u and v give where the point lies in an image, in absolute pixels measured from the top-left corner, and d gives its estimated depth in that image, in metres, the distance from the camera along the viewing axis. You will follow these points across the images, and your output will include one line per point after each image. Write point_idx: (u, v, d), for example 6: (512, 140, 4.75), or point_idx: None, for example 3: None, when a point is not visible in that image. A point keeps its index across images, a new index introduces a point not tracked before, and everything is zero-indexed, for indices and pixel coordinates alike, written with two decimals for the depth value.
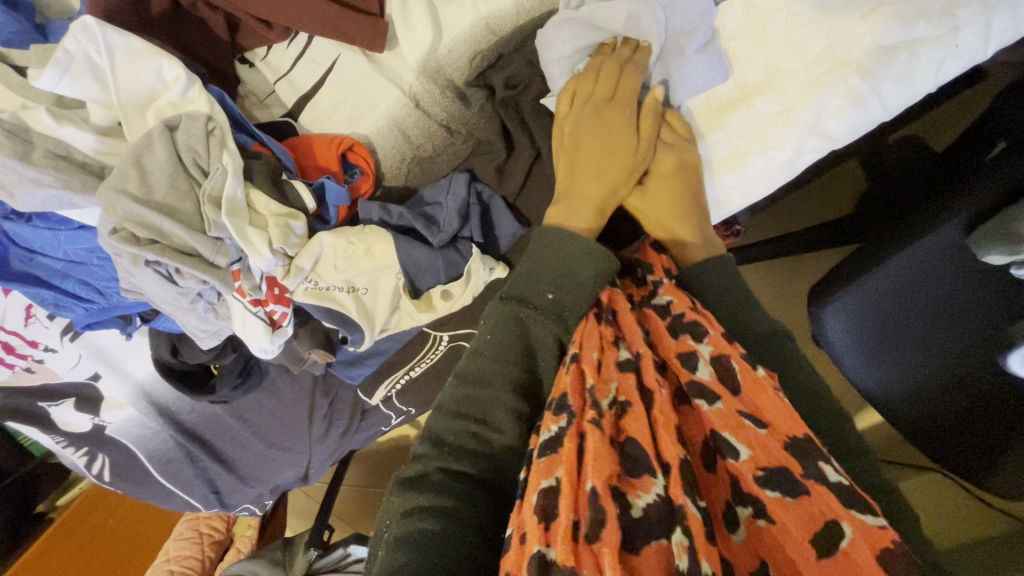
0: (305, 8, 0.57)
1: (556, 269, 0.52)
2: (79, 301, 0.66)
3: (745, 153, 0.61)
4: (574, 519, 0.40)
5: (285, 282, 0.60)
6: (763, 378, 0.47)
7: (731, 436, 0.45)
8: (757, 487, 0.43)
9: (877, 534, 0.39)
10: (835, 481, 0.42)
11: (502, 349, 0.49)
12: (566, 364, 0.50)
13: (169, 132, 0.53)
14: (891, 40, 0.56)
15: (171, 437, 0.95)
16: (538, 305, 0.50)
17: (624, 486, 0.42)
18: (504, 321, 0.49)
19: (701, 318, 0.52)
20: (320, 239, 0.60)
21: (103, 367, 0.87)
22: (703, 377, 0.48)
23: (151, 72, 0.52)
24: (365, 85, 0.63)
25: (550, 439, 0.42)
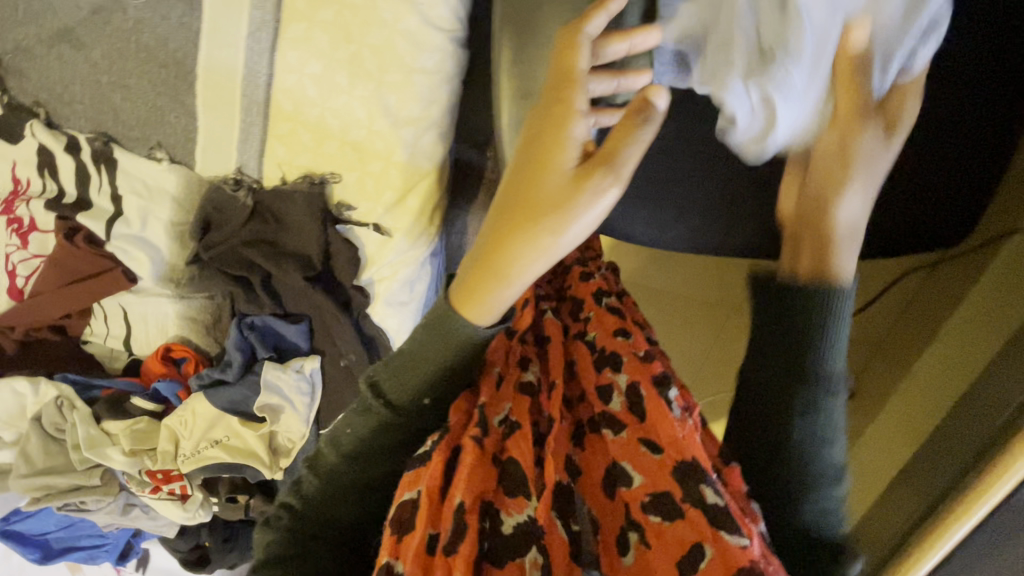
0: (74, 295, 0.82)
1: (427, 357, 0.54)
2: (98, 547, 0.93)
3: (382, 172, 0.74)
4: (432, 533, 0.51)
5: (159, 466, 0.81)
6: (661, 408, 0.55)
7: (629, 463, 0.55)
8: (645, 510, 0.52)
9: (741, 554, 0.46)
10: (707, 502, 0.49)
11: (374, 446, 0.56)
12: (498, 394, 0.62)
13: (38, 420, 0.79)
14: (379, 38, 0.66)
15: None
16: (405, 409, 0.56)
17: (501, 504, 0.54)
18: (373, 423, 0.56)
19: (618, 351, 0.63)
20: (165, 426, 0.81)
21: None
22: (613, 407, 0.59)
23: (10, 393, 0.79)
24: (147, 307, 0.85)
25: (469, 462, 0.53)
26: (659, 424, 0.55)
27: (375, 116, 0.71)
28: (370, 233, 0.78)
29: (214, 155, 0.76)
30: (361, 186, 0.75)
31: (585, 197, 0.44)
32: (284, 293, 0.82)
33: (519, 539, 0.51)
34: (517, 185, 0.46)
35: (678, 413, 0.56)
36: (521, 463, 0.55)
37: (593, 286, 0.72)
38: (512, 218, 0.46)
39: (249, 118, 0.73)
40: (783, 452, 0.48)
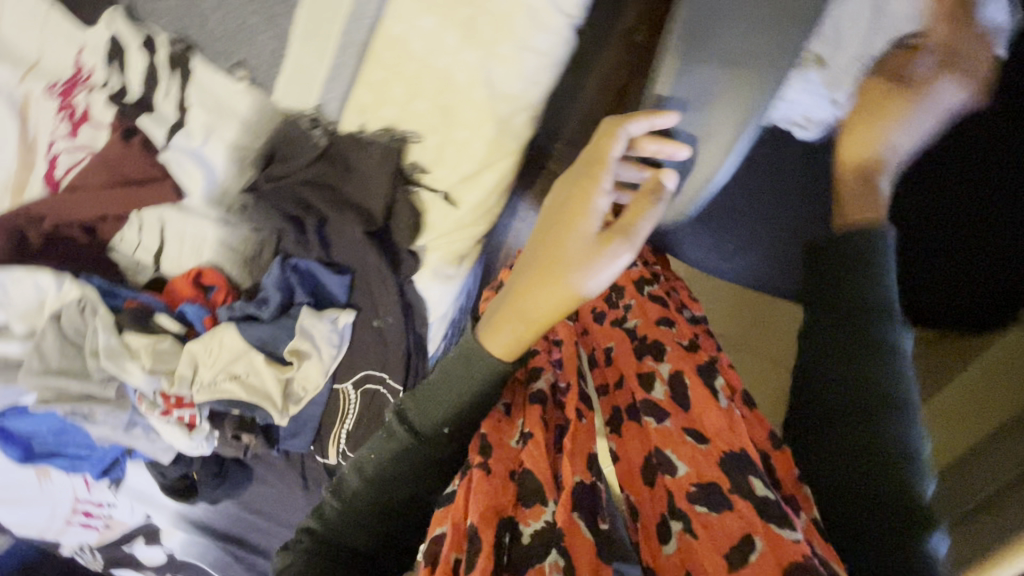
0: (117, 198, 0.79)
1: (455, 388, 0.66)
2: (82, 458, 0.90)
3: (465, 142, 0.73)
4: (457, 553, 0.59)
5: (174, 390, 0.78)
6: (705, 400, 0.62)
7: (672, 452, 0.60)
8: (689, 501, 0.56)
9: (790, 545, 0.49)
10: (759, 493, 0.54)
11: (394, 476, 0.68)
12: (513, 410, 0.73)
13: (57, 319, 0.76)
14: (502, 6, 0.64)
15: (215, 544, 1.14)
16: (429, 439, 0.68)
17: (520, 516, 0.62)
18: (399, 453, 0.68)
19: (661, 341, 0.71)
20: (188, 350, 0.79)
21: (147, 505, 1.10)
22: (657, 395, 0.65)
23: (32, 286, 0.75)
24: (186, 226, 0.82)
25: (475, 485, 0.63)
26: (700, 416, 0.61)
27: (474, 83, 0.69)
28: (440, 199, 0.77)
29: (296, 85, 0.72)
30: (443, 152, 0.74)
31: (604, 257, 0.54)
32: (334, 240, 0.81)
33: (540, 551, 0.58)
34: (544, 246, 0.57)
35: (722, 401, 0.62)
36: (535, 475, 0.65)
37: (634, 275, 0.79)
38: (540, 276, 0.56)
39: (343, 57, 0.70)
40: (867, 451, 0.51)
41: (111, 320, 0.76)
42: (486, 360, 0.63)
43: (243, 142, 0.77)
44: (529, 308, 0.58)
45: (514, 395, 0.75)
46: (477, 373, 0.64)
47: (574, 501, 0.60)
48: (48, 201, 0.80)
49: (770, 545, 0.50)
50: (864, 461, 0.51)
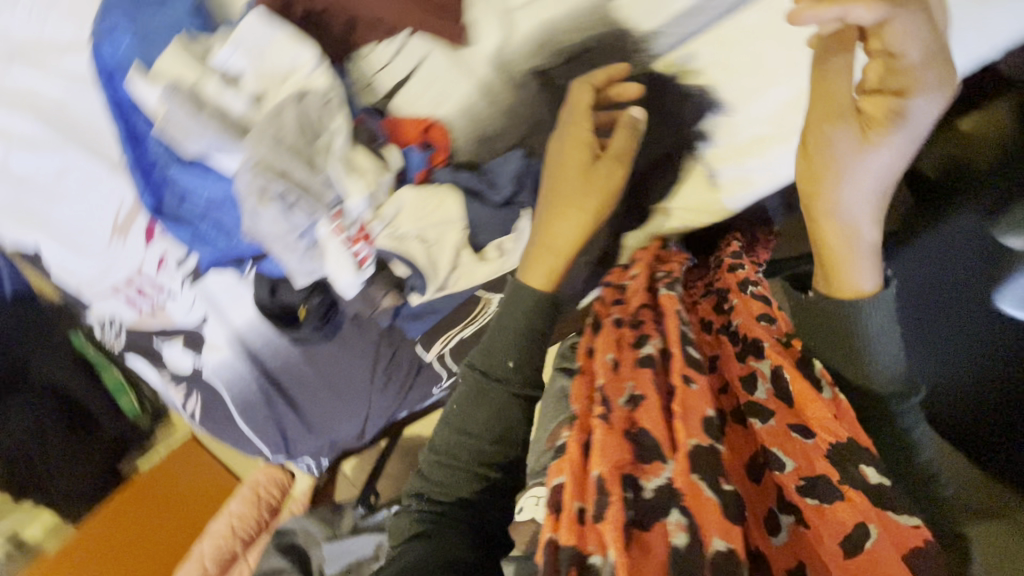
0: (407, 16, 0.77)
1: (507, 339, 0.70)
2: (212, 240, 0.84)
3: (768, 139, 0.73)
4: (580, 505, 0.61)
5: (371, 227, 0.75)
6: (809, 392, 0.61)
7: (780, 448, 0.60)
8: (800, 494, 0.57)
9: (911, 534, 0.52)
10: (874, 482, 0.55)
11: (467, 424, 0.70)
12: (621, 370, 0.70)
13: (300, 97, 0.70)
14: None
15: (254, 380, 1.09)
16: (493, 381, 0.70)
17: (639, 473, 0.62)
18: (474, 397, 0.70)
19: (759, 335, 0.67)
20: (401, 196, 0.75)
21: (211, 311, 1.04)
22: (761, 395, 0.64)
23: (292, 56, 0.71)
24: (446, 74, 0.78)
25: (602, 436, 0.63)
26: (807, 408, 0.61)
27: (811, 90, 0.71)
28: (706, 175, 0.76)
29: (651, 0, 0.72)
30: (739, 131, 0.73)
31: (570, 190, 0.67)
32: None
33: (664, 503, 0.58)
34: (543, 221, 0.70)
35: (828, 393, 0.62)
36: (654, 433, 0.64)
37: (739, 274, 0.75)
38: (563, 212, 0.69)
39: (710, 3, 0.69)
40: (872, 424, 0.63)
41: (348, 125, 0.72)
42: (524, 301, 0.70)
43: (557, 24, 0.74)
44: (552, 235, 0.70)
45: (620, 350, 0.73)
46: (529, 309, 0.70)
47: (694, 462, 0.60)
48: None
49: (892, 539, 0.52)
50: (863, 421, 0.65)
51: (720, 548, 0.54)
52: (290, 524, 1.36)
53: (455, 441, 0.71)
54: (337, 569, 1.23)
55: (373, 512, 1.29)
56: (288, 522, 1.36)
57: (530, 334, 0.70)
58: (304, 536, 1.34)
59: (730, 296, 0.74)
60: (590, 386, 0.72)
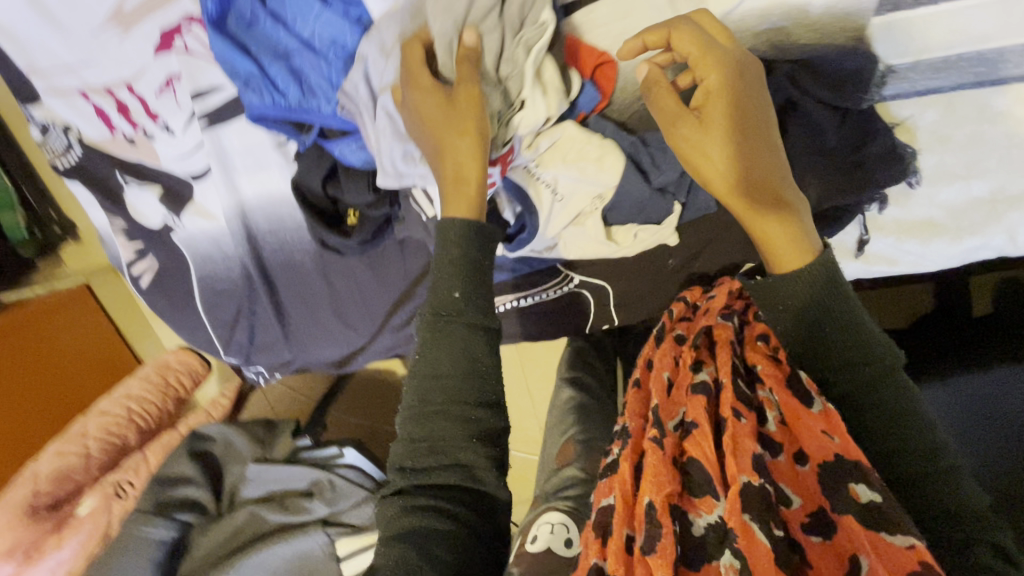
0: None
1: (444, 264, 0.54)
2: (272, 90, 0.64)
3: (936, 228, 0.68)
4: (628, 533, 0.52)
5: (522, 153, 0.64)
6: (800, 408, 0.57)
7: (789, 485, 0.56)
8: (803, 532, 0.53)
9: (905, 555, 0.48)
10: (865, 501, 0.50)
11: (438, 371, 0.53)
12: (671, 396, 0.63)
13: None
14: None
15: (242, 266, 0.89)
16: (450, 315, 0.53)
17: (687, 506, 0.55)
18: (431, 340, 0.53)
19: (756, 359, 0.62)
20: (564, 126, 0.64)
21: (217, 169, 0.81)
22: (771, 427, 0.58)
23: None
24: (647, 13, 0.65)
25: (653, 459, 0.55)
26: (798, 426, 0.57)
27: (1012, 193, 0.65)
28: (856, 239, 0.71)
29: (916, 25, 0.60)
30: (913, 209, 0.68)
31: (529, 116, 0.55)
32: None
33: (717, 542, 0.52)
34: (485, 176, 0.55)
35: (819, 405, 0.56)
36: (699, 459, 0.55)
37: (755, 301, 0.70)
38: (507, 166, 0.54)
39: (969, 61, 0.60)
40: (888, 425, 0.54)
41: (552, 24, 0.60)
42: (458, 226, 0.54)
43: None
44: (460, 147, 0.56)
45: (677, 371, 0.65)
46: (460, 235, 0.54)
47: (747, 501, 0.51)
48: None
49: (886, 565, 0.48)
50: (864, 394, 0.55)
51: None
52: (211, 431, 1.16)
53: (424, 396, 0.53)
54: (258, 493, 1.11)
55: (319, 446, 1.15)
56: (208, 428, 1.16)
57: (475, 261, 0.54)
58: (224, 447, 1.16)
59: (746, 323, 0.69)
60: (641, 407, 0.64)
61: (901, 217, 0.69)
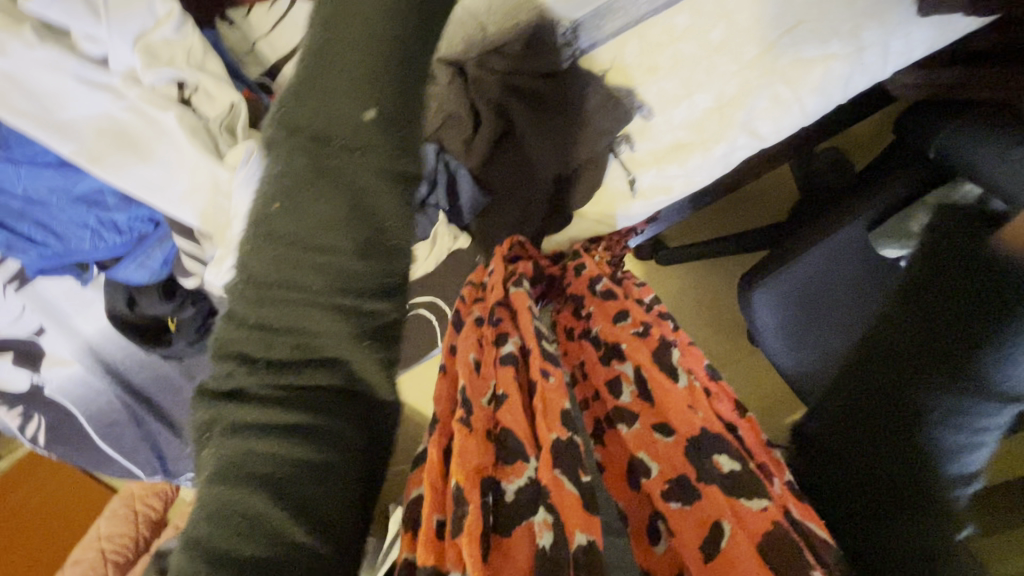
0: None
1: (347, 59, 0.36)
2: (34, 245, 0.67)
3: (686, 146, 0.71)
4: (439, 517, 0.48)
5: None
6: (662, 388, 0.59)
7: (647, 453, 0.56)
8: (663, 499, 0.53)
9: (757, 518, 0.48)
10: (725, 471, 0.52)
11: (317, 212, 0.35)
12: (481, 373, 0.60)
13: (192, 100, 0.58)
14: (812, 54, 0.64)
15: (116, 397, 0.93)
16: (348, 143, 0.36)
17: (500, 476, 0.52)
18: (298, 168, 0.35)
19: (619, 339, 0.65)
20: None
21: (49, 322, 0.85)
22: (625, 399, 0.61)
23: (140, 7, 0.54)
24: None
25: (460, 440, 0.51)
26: (666, 402, 0.58)
27: (735, 88, 0.67)
28: (625, 182, 0.74)
29: None
30: (659, 137, 0.71)
31: None
32: (493, 164, 0.72)
33: (529, 504, 0.49)
34: None
35: (683, 381, 0.59)
36: (516, 432, 0.53)
37: (586, 279, 0.73)
38: None
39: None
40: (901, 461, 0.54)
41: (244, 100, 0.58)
42: (357, 26, 0.36)
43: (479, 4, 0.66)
44: None
45: (484, 349, 0.62)
46: (365, 22, 0.36)
47: (557, 458, 0.51)
48: None
49: (746, 533, 0.48)
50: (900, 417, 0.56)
51: (583, 543, 0.46)
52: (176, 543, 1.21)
53: (277, 254, 0.35)
54: None
55: None
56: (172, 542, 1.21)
57: (396, 57, 0.37)
58: None
59: (584, 304, 0.71)
60: (448, 392, 0.60)
61: (654, 147, 0.72)
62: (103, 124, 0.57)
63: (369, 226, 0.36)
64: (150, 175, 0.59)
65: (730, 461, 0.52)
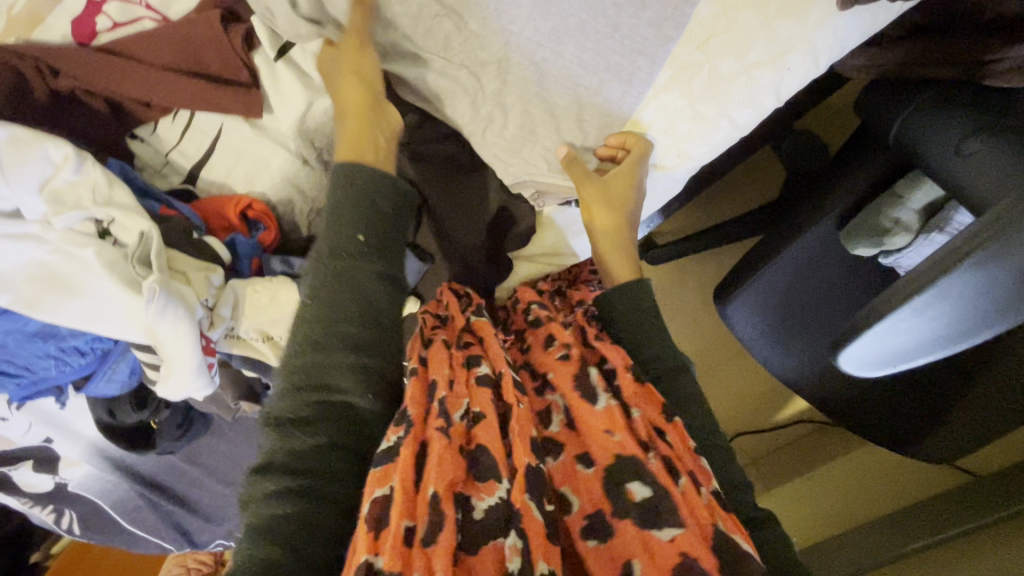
0: (172, 88, 0.59)
1: (361, 212, 0.53)
2: (10, 377, 0.71)
3: None
4: (407, 525, 0.44)
5: (211, 334, 0.63)
6: (584, 415, 0.56)
7: (569, 487, 0.53)
8: (581, 537, 0.50)
9: (670, 549, 0.46)
10: (640, 499, 0.49)
11: (339, 302, 0.51)
12: (454, 387, 0.55)
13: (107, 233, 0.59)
14: (730, 67, 0.60)
15: (130, 486, 0.98)
16: (353, 254, 0.52)
17: (469, 490, 0.49)
18: (331, 279, 0.51)
19: (548, 367, 0.62)
20: (234, 287, 0.65)
21: (54, 431, 0.90)
22: (552, 429, 0.58)
23: (36, 157, 0.56)
24: (253, 148, 0.66)
25: (437, 454, 0.47)
26: (588, 430, 0.56)
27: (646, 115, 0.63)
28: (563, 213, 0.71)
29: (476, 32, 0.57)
30: None
31: None
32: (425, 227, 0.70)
33: (499, 526, 0.46)
34: None
35: (603, 402, 0.56)
36: (490, 451, 0.50)
37: (524, 316, 0.70)
38: None
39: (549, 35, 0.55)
40: None
41: (155, 226, 0.59)
42: (382, 182, 0.54)
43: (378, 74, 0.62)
44: None
45: (456, 368, 0.57)
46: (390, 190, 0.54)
47: (531, 480, 0.48)
48: (71, 55, 0.59)
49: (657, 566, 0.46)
50: None
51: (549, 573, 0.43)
52: None
53: (330, 343, 0.50)
54: None
55: None
56: None
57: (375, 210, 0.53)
58: None
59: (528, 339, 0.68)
60: (420, 395, 0.54)
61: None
62: (33, 270, 0.59)
63: (379, 332, 0.52)
64: (81, 311, 0.59)
65: (643, 487, 0.50)
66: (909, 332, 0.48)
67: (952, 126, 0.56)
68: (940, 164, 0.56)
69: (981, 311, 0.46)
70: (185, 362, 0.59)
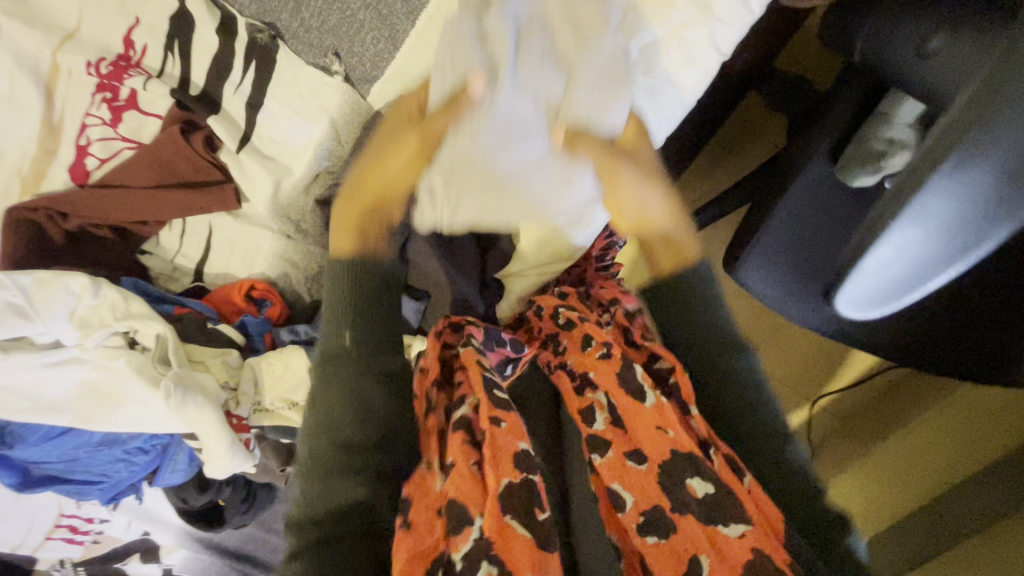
0: (159, 203, 0.66)
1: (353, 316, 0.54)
2: (92, 484, 0.79)
3: None
4: None
5: (239, 411, 0.68)
6: (635, 408, 0.51)
7: (619, 483, 0.49)
8: (638, 534, 0.46)
9: (739, 548, 0.42)
10: (701, 495, 0.45)
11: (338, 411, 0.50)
12: (430, 439, 0.52)
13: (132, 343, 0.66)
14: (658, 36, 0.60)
15: (223, 560, 1.07)
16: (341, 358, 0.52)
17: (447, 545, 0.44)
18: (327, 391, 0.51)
19: (588, 366, 0.57)
20: (250, 364, 0.69)
21: (148, 522, 0.99)
22: (598, 427, 0.52)
23: (60, 291, 0.64)
24: (243, 236, 0.72)
25: None
26: (636, 423, 0.50)
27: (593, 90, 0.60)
28: None
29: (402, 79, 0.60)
30: None
31: None
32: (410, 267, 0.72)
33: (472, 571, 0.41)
34: None
35: (652, 398, 0.51)
36: (466, 501, 0.45)
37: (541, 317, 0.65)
38: None
39: None
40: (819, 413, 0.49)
41: (169, 326, 0.65)
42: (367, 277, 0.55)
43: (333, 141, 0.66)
44: None
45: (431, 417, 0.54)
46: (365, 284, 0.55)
47: (508, 504, 0.45)
48: (74, 197, 0.67)
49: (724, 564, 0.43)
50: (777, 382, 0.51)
51: None
52: None
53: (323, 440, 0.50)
54: None
55: None
56: None
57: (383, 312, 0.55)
58: None
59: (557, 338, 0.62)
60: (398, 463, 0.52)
61: None
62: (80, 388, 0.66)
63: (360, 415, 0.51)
64: (127, 415, 0.65)
65: (703, 483, 0.45)
66: (899, 258, 0.42)
67: (924, 18, 0.51)
68: (903, 73, 0.53)
69: (980, 214, 0.40)
70: (220, 445, 0.64)
